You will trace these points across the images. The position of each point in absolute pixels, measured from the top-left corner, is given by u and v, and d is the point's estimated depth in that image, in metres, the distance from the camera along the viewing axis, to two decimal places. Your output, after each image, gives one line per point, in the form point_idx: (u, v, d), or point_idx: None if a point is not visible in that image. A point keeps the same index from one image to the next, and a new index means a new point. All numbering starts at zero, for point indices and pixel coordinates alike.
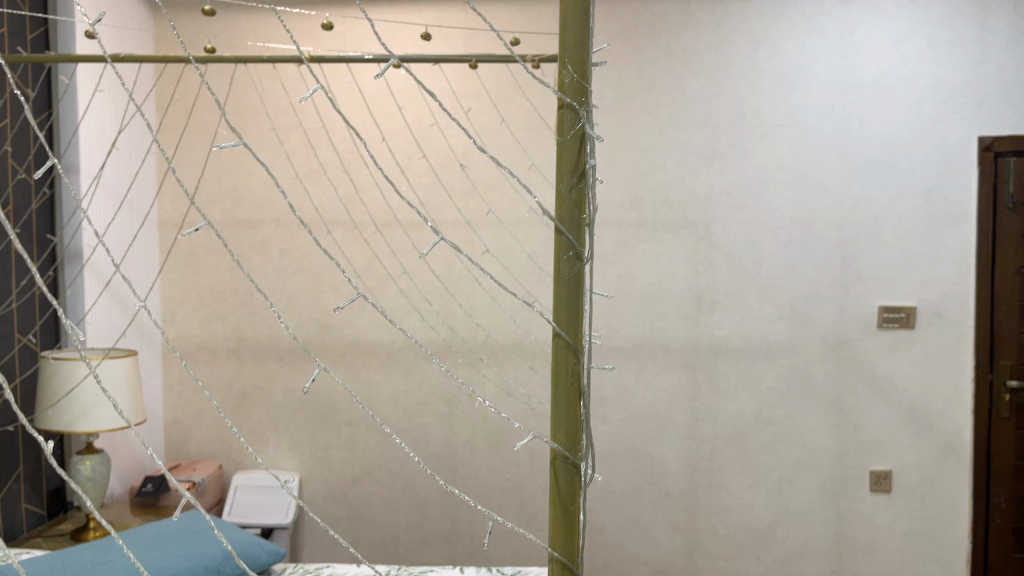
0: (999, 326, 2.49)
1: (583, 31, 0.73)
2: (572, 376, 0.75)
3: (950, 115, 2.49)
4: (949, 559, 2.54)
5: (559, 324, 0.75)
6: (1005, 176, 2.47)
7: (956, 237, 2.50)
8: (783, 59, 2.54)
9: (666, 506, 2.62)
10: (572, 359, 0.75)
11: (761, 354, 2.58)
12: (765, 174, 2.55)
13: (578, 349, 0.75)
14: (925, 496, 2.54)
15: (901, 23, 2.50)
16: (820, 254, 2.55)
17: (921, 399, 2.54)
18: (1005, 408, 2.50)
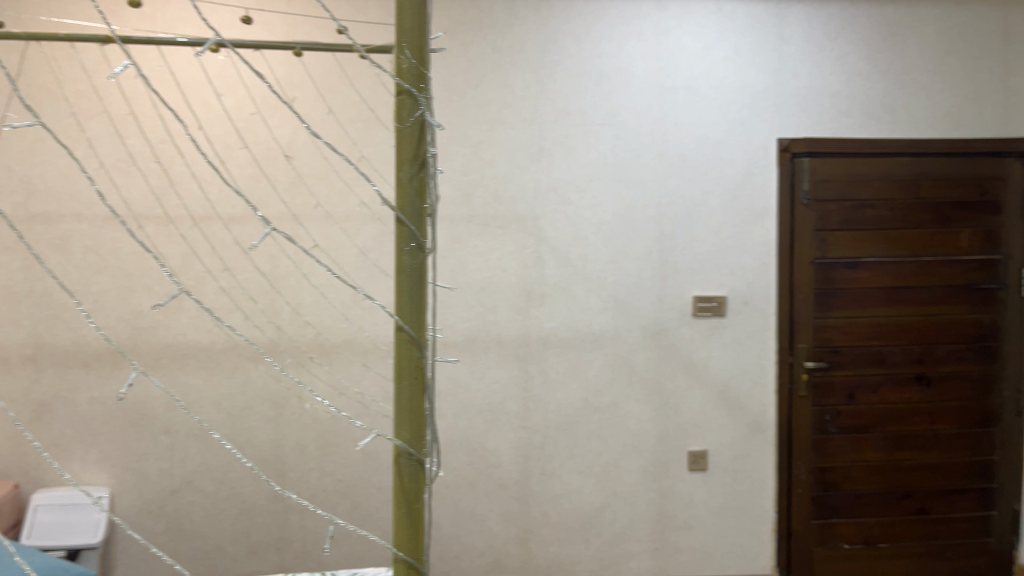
0: (797, 313, 2.72)
1: (423, 38, 0.85)
2: (417, 362, 0.87)
3: (754, 117, 2.69)
4: (757, 529, 2.77)
5: (404, 315, 0.86)
6: (800, 175, 2.70)
7: (759, 231, 2.71)
8: (604, 60, 2.63)
9: (500, 496, 2.66)
10: (415, 346, 0.87)
11: (587, 344, 2.67)
12: (589, 171, 2.64)
13: (420, 337, 0.87)
14: (736, 472, 2.74)
15: (710, 30, 2.66)
16: (640, 247, 2.67)
17: (732, 382, 2.73)
18: (803, 387, 2.74)
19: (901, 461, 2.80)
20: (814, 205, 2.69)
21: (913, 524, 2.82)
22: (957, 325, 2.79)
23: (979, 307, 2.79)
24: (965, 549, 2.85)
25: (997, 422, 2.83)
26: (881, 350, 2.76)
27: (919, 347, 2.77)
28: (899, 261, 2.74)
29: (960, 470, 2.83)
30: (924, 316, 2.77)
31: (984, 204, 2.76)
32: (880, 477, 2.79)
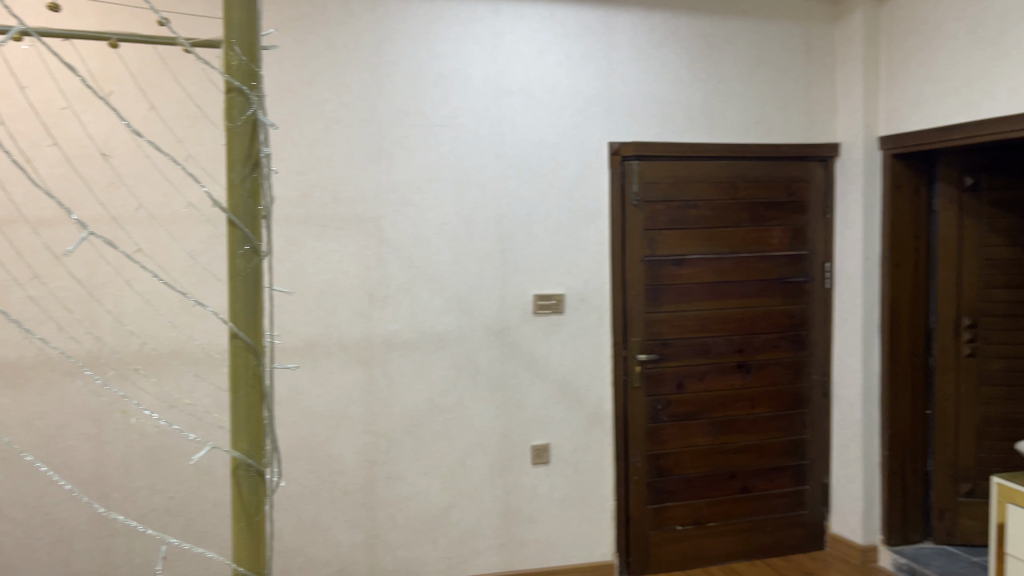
0: (630, 308, 2.87)
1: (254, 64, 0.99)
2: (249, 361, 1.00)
3: (586, 121, 2.79)
4: (598, 517, 2.87)
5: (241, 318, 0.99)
6: (630, 178, 2.84)
7: (594, 230, 2.81)
8: (442, 62, 2.64)
9: (345, 503, 2.61)
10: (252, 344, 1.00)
11: (431, 345, 2.67)
12: (429, 172, 2.64)
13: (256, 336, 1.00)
14: (577, 463, 2.84)
15: (544, 35, 2.74)
16: (481, 247, 2.70)
17: (571, 376, 2.82)
18: (637, 378, 2.89)
19: (726, 444, 3.01)
20: (644, 206, 2.85)
21: (737, 502, 3.04)
22: (771, 316, 3.02)
23: (789, 299, 3.04)
24: (783, 521, 3.10)
25: (807, 404, 3.10)
26: (705, 340, 2.95)
27: (739, 336, 2.99)
28: (720, 257, 2.94)
29: (777, 449, 3.07)
30: (743, 308, 2.99)
31: (792, 204, 3.02)
32: (707, 459, 2.99)
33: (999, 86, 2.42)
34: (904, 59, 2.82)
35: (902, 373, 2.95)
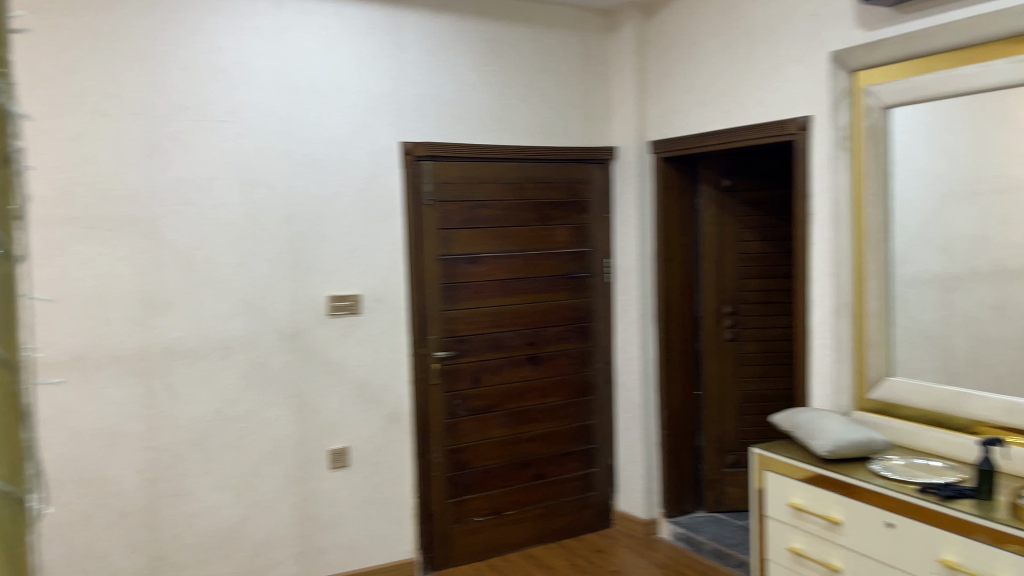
0: (426, 307, 2.89)
1: None
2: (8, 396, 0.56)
3: (376, 121, 2.78)
4: (398, 516, 2.88)
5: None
6: (423, 177, 2.86)
7: (387, 230, 2.81)
8: (222, 55, 2.51)
9: (125, 526, 2.42)
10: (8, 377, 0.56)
11: (218, 351, 2.54)
12: (211, 170, 2.51)
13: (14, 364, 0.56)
14: (376, 464, 2.82)
15: (331, 32, 2.69)
16: (270, 248, 2.61)
17: (369, 377, 2.79)
18: (435, 375, 2.92)
19: (520, 434, 3.13)
20: (437, 205, 2.89)
21: (532, 488, 3.17)
22: (559, 310, 3.18)
23: (575, 293, 3.21)
24: (574, 504, 3.27)
25: (594, 391, 3.29)
26: (499, 335, 3.05)
27: (530, 330, 3.12)
28: (511, 255, 3.05)
29: (568, 436, 3.24)
30: (533, 303, 3.11)
31: (575, 203, 3.19)
32: (503, 450, 3.09)
33: (748, 97, 2.70)
34: (669, 70, 3.07)
35: (675, 358, 3.21)
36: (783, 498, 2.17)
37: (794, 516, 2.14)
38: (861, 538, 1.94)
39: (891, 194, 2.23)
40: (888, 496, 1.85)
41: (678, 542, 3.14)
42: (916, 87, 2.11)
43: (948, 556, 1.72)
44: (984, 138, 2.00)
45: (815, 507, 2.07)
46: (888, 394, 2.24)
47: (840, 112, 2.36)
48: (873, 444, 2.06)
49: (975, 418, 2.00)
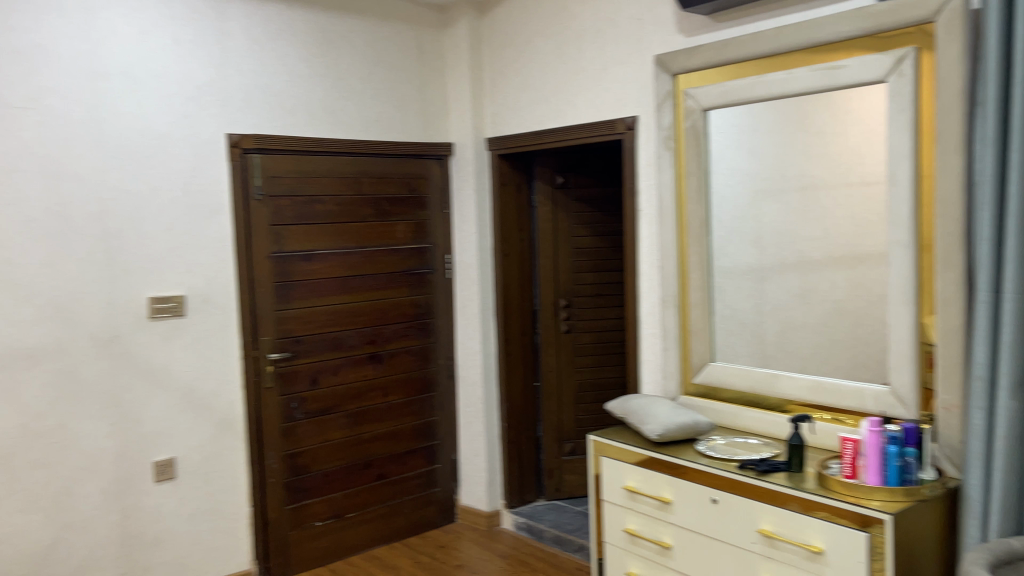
0: (258, 307, 2.77)
1: None
2: None
3: (199, 111, 2.62)
4: (232, 526, 2.74)
5: None
6: (252, 171, 2.73)
7: (214, 227, 2.66)
8: (19, 35, 2.28)
9: None
10: None
11: (20, 361, 2.30)
12: (7, 162, 2.27)
13: None
14: (206, 474, 2.68)
15: (147, 15, 2.50)
16: (80, 247, 2.40)
17: (196, 382, 2.64)
18: (269, 378, 2.80)
19: (361, 435, 3.07)
20: (268, 200, 2.77)
21: (374, 489, 3.12)
22: (398, 307, 3.14)
23: (414, 289, 3.18)
24: (417, 501, 3.25)
25: (435, 387, 3.28)
26: (337, 335, 2.97)
27: (369, 329, 3.06)
28: (347, 252, 2.98)
29: (409, 433, 3.21)
30: (372, 301, 3.06)
31: (413, 199, 3.17)
32: (343, 452, 3.02)
33: (579, 97, 2.79)
34: (504, 68, 3.11)
35: (514, 352, 3.27)
36: (618, 482, 2.26)
37: (628, 498, 2.23)
38: (689, 516, 2.05)
39: (709, 191, 2.37)
40: (713, 474, 1.98)
41: (520, 532, 3.21)
42: (730, 91, 2.26)
43: (766, 526, 1.86)
44: (788, 140, 2.16)
45: (648, 489, 2.17)
46: (710, 377, 2.38)
47: (663, 112, 2.44)
48: (698, 426, 2.20)
49: (786, 397, 2.18)
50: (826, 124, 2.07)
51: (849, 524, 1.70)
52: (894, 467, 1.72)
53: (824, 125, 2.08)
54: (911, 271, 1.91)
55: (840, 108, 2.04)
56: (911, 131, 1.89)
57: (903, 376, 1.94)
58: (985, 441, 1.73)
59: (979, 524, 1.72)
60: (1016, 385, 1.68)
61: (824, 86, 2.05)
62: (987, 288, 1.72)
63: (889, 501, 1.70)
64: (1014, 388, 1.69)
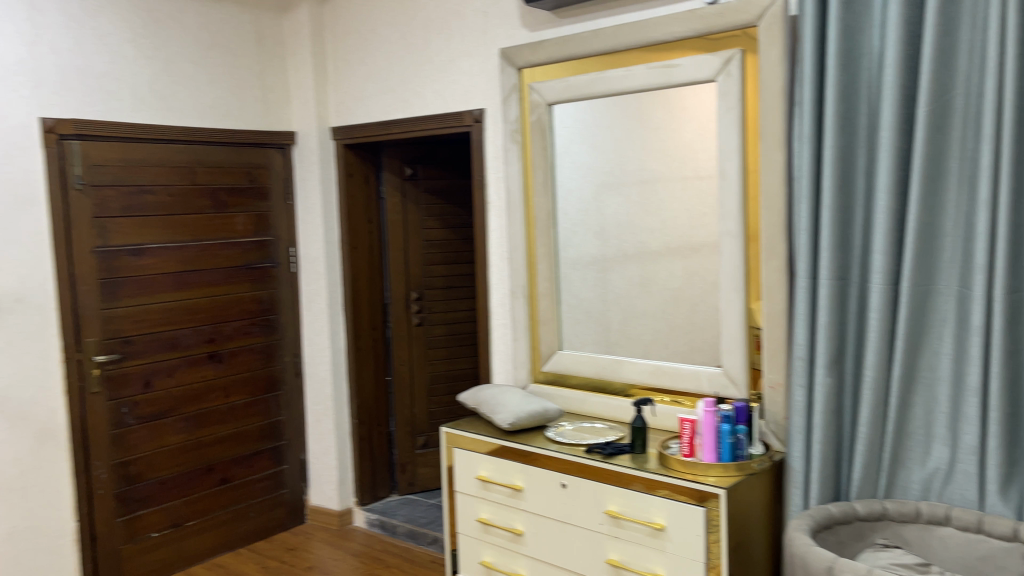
0: (82, 305, 2.56)
1: None
2: None
3: (7, 93, 2.38)
4: (56, 544, 2.53)
5: None
6: (70, 159, 2.52)
7: (27, 219, 2.44)
8: None
9: None
10: None
11: None
12: None
13: None
14: (23, 489, 2.46)
15: None
16: None
17: (10, 390, 2.41)
18: (96, 383, 2.60)
19: (200, 438, 2.91)
20: (89, 190, 2.56)
21: (217, 494, 2.97)
22: (239, 303, 3.00)
23: (256, 284, 3.06)
24: (264, 504, 3.13)
25: (280, 386, 3.17)
26: (172, 334, 2.80)
27: (208, 326, 2.91)
28: (182, 246, 2.82)
29: (254, 434, 3.09)
30: (210, 297, 2.91)
31: (254, 190, 3.04)
32: (181, 457, 2.85)
33: (426, 88, 2.77)
34: (348, 56, 3.04)
35: (364, 346, 3.21)
36: (470, 472, 2.27)
37: (481, 488, 2.25)
38: (540, 502, 2.10)
39: (555, 183, 2.42)
40: (562, 460, 2.03)
41: (373, 529, 3.16)
42: (573, 86, 2.32)
43: (612, 507, 1.93)
44: (628, 134, 2.25)
45: (499, 478, 2.19)
46: (558, 365, 2.44)
47: (509, 106, 2.47)
48: (547, 413, 2.25)
49: (630, 381, 2.27)
50: (663, 121, 2.17)
51: (687, 500, 1.79)
52: (728, 445, 1.84)
53: (660, 121, 2.17)
54: (740, 260, 2.04)
55: (676, 106, 2.14)
56: (738, 128, 2.01)
57: (734, 358, 2.06)
58: (805, 416, 1.88)
59: (801, 493, 1.87)
60: (831, 364, 1.84)
61: (660, 83, 2.14)
62: (806, 275, 1.87)
63: (722, 477, 1.80)
64: (829, 366, 1.84)
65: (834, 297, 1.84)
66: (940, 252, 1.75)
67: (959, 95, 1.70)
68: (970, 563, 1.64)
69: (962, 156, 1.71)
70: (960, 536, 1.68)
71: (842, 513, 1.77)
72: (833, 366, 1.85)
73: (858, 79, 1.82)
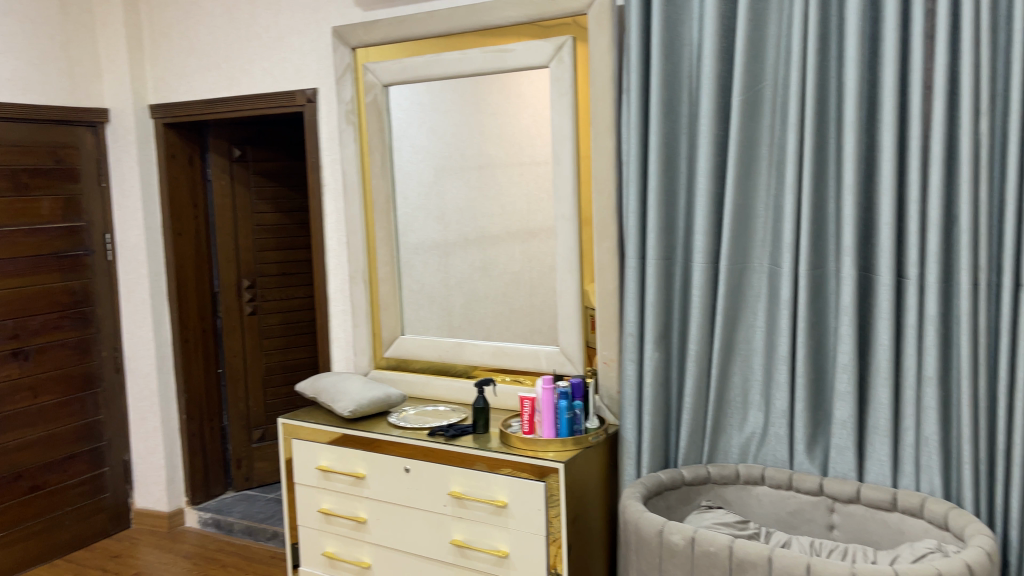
0: None
1: None
2: None
3: None
4: None
5: None
6: None
7: None
8: None
9: None
10: None
11: None
12: None
13: None
14: None
15: None
16: None
17: None
18: None
19: (5, 444, 2.65)
20: None
21: (26, 503, 2.72)
22: (48, 294, 2.75)
23: (67, 273, 2.81)
24: (83, 510, 2.90)
25: (98, 382, 2.94)
26: None
27: (10, 321, 2.64)
28: None
29: (70, 436, 2.85)
30: (13, 288, 2.65)
31: (61, 171, 2.79)
32: None
33: (255, 65, 2.65)
34: (166, 28, 2.84)
35: (192, 338, 3.03)
36: (310, 462, 2.21)
37: (322, 478, 2.20)
38: (383, 488, 2.08)
39: (393, 166, 2.39)
40: (405, 444, 2.02)
41: (207, 528, 3.01)
42: (408, 68, 2.29)
43: (456, 488, 1.95)
44: (465, 118, 2.25)
45: (341, 466, 2.15)
46: (400, 350, 2.42)
47: (343, 87, 2.41)
48: (390, 398, 2.22)
49: (472, 363, 2.30)
50: (499, 105, 2.19)
51: (528, 477, 1.84)
52: (566, 420, 1.91)
53: (497, 106, 2.20)
54: (575, 242, 2.10)
55: (511, 90, 2.17)
56: (570, 114, 2.06)
57: (571, 337, 2.13)
58: (636, 389, 1.97)
59: (634, 463, 1.97)
60: (658, 338, 1.94)
61: (495, 67, 2.16)
62: (635, 255, 1.96)
63: (561, 451, 1.87)
64: (657, 341, 1.94)
65: (660, 276, 1.94)
66: (753, 232, 1.88)
67: (767, 87, 1.83)
68: (783, 519, 1.81)
69: (771, 143, 1.85)
70: (773, 493, 1.83)
71: (671, 479, 1.86)
72: (660, 341, 1.95)
73: (679, 68, 1.92)
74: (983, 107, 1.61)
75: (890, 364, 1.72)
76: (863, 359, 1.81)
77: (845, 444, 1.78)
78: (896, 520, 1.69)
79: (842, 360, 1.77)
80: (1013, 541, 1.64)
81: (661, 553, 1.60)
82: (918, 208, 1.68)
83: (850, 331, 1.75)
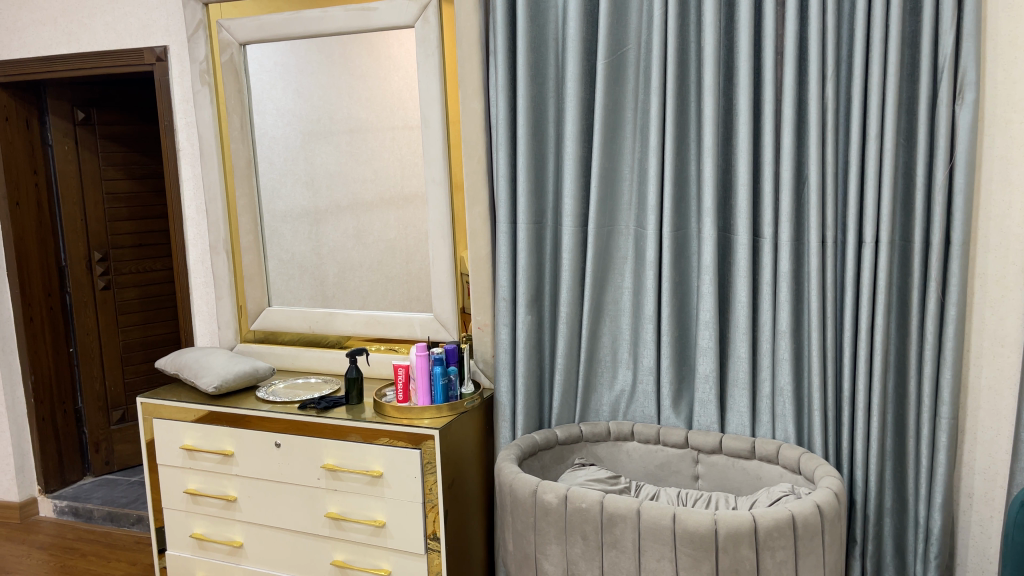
0: None
1: None
2: None
3: None
4: None
5: None
6: None
7: None
8: None
9: None
10: None
11: None
12: None
13: None
14: None
15: None
16: None
17: None
18: None
19: None
20: None
21: None
22: None
23: None
24: None
25: None
26: None
27: None
28: None
29: None
30: None
31: None
32: None
33: (96, 20, 2.45)
34: None
35: (37, 316, 2.80)
36: (174, 442, 2.11)
37: (187, 458, 2.10)
38: (253, 464, 2.01)
39: (252, 129, 2.28)
40: (274, 419, 1.95)
41: (64, 517, 2.84)
42: (266, 25, 2.18)
43: (330, 460, 1.91)
44: (331, 81, 2.17)
45: (207, 445, 2.07)
46: (267, 323, 2.34)
47: (195, 45, 2.25)
48: (258, 372, 2.15)
49: (345, 333, 2.25)
50: (365, 66, 2.12)
51: (404, 445, 1.82)
52: (440, 387, 1.90)
53: (364, 67, 2.13)
54: (446, 208, 2.08)
55: (376, 52, 2.10)
56: (438, 76, 2.02)
57: (444, 304, 2.12)
58: (510, 353, 1.98)
59: (509, 425, 1.98)
60: (530, 302, 1.96)
61: (359, 26, 2.09)
62: (505, 220, 1.96)
63: (437, 418, 1.86)
64: (529, 305, 1.95)
65: (531, 239, 1.94)
66: (619, 195, 1.92)
67: (630, 51, 1.86)
68: (652, 472, 1.88)
69: (635, 106, 1.88)
70: (643, 448, 1.89)
71: (545, 439, 1.87)
72: (533, 304, 1.97)
73: (545, 31, 1.91)
74: (829, 72, 1.69)
75: (747, 320, 1.80)
76: (723, 316, 1.89)
77: (708, 397, 1.86)
78: (754, 467, 1.78)
79: (704, 317, 1.83)
80: (857, 480, 1.76)
81: (535, 512, 1.63)
82: (772, 169, 1.75)
83: (711, 289, 1.81)
